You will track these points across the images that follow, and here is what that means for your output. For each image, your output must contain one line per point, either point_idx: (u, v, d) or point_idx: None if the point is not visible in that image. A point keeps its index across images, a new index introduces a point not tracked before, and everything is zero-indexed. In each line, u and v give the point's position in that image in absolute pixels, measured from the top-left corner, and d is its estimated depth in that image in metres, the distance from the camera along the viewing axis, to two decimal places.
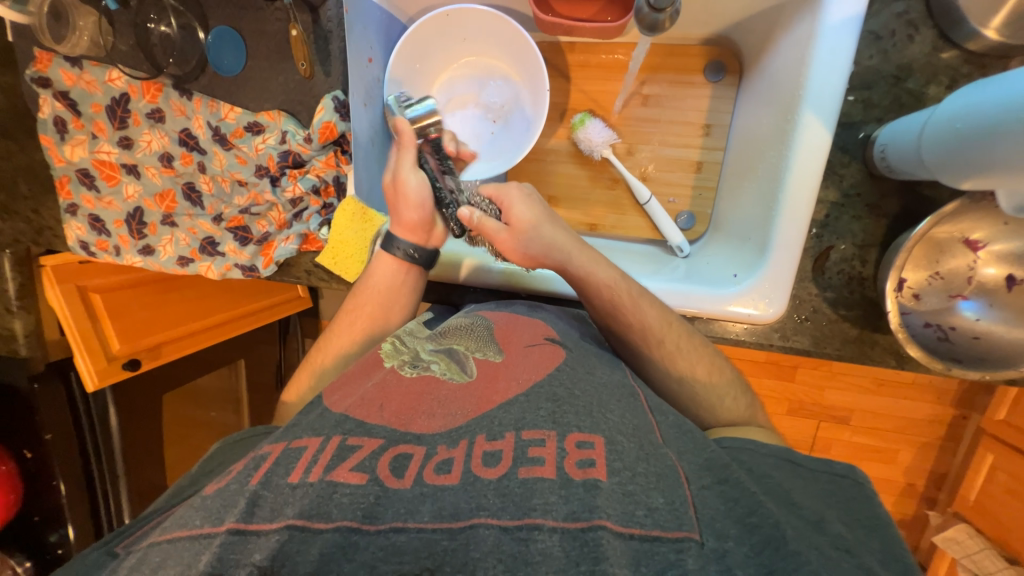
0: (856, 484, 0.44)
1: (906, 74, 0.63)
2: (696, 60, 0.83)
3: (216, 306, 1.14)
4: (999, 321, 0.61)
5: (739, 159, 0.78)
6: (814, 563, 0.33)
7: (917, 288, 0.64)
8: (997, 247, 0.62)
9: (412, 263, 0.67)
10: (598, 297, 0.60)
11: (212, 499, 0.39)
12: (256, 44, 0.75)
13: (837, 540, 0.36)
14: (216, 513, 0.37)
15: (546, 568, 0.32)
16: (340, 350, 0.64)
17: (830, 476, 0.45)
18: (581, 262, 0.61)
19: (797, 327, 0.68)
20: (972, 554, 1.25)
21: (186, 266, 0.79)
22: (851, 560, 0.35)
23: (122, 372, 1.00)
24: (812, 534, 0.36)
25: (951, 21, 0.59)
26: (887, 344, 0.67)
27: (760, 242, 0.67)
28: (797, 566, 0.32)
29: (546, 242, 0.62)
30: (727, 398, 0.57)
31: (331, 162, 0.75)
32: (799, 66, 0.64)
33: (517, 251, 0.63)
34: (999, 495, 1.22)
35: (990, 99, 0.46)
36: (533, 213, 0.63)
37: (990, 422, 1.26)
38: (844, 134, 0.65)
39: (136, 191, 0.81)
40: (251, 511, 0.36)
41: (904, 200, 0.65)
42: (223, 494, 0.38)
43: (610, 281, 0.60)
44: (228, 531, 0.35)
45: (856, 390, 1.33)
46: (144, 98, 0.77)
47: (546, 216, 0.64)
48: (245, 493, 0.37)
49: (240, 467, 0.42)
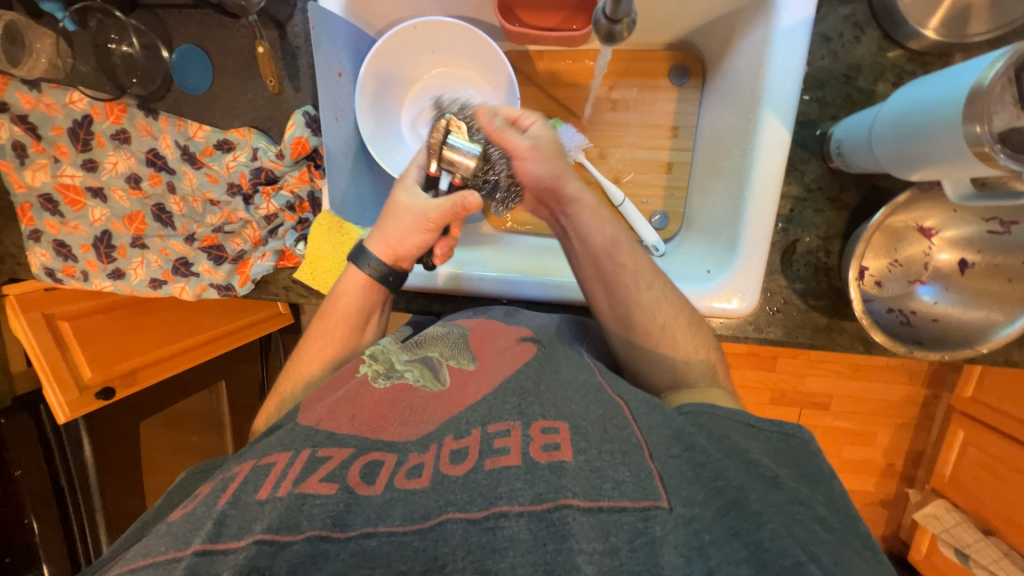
0: (803, 443, 0.42)
1: (855, 73, 0.66)
2: (661, 64, 0.86)
3: (194, 328, 1.11)
4: (956, 304, 0.65)
5: (708, 159, 0.80)
6: (774, 521, 0.33)
7: (878, 275, 0.67)
8: (949, 234, 0.66)
9: (382, 284, 0.64)
10: (600, 244, 0.60)
11: (184, 524, 0.38)
12: (222, 61, 0.75)
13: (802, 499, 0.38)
14: (183, 538, 0.37)
15: (514, 552, 0.32)
16: (309, 377, 0.60)
17: (780, 435, 0.43)
18: (576, 208, 0.61)
19: (770, 318, 0.70)
20: (951, 528, 1.29)
21: (159, 288, 0.78)
22: (805, 512, 0.35)
23: (94, 402, 0.97)
24: (770, 493, 0.36)
25: (893, 22, 0.63)
26: (854, 331, 0.69)
27: (731, 239, 0.70)
28: (757, 525, 0.33)
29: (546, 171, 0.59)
30: (703, 349, 0.59)
31: (305, 177, 0.75)
32: (756, 68, 0.67)
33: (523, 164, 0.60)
34: (972, 469, 1.28)
35: (932, 95, 0.49)
36: (548, 157, 0.59)
37: (960, 400, 1.32)
38: (802, 132, 0.68)
39: (103, 215, 0.79)
40: (218, 531, 0.36)
41: (862, 192, 0.68)
42: (189, 519, 0.38)
43: (610, 227, 0.61)
44: (195, 552, 0.34)
45: (832, 375, 1.38)
46: (108, 119, 0.76)
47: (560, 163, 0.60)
48: (212, 514, 0.37)
49: (206, 490, 0.42)
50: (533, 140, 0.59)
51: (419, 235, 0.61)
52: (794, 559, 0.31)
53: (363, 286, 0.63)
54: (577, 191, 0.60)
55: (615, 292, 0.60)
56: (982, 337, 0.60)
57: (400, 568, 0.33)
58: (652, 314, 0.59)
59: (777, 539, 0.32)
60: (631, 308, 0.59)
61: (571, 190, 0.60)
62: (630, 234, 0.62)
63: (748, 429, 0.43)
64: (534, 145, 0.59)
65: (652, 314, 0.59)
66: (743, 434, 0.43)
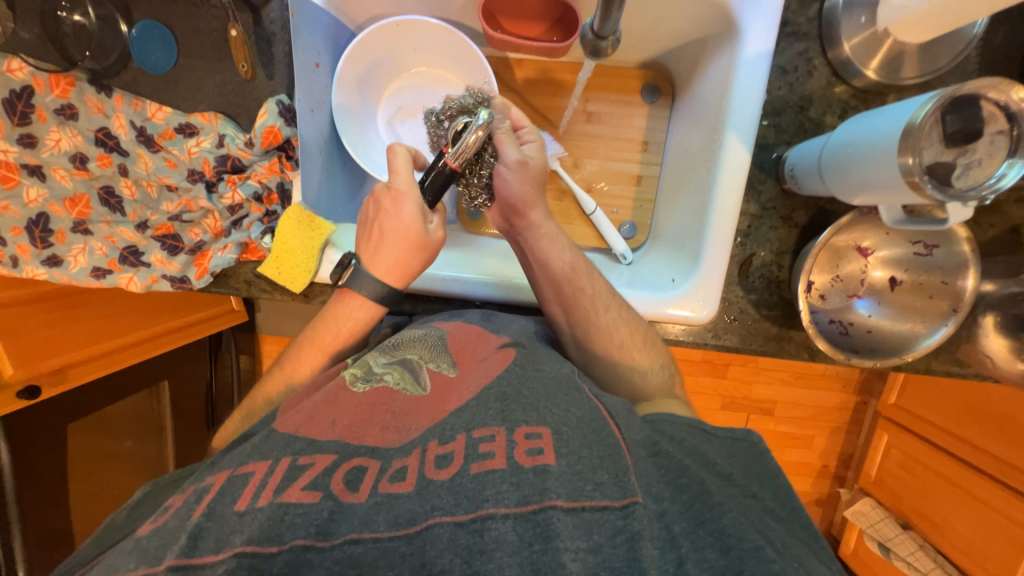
0: (751, 445, 0.48)
1: (807, 104, 0.72)
2: (634, 81, 0.90)
3: (137, 323, 1.05)
4: (887, 317, 0.72)
5: (675, 174, 0.85)
6: (734, 509, 0.38)
7: (822, 289, 0.73)
8: (883, 253, 0.73)
9: (379, 302, 0.61)
10: (561, 276, 0.63)
11: (150, 539, 0.36)
12: (189, 41, 0.71)
13: (745, 487, 0.42)
14: (152, 554, 0.35)
15: (501, 553, 0.34)
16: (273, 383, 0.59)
17: (731, 439, 0.49)
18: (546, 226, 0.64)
19: (727, 326, 0.75)
20: (875, 524, 1.42)
21: (103, 278, 0.72)
22: (757, 504, 0.41)
23: (15, 401, 0.89)
24: (727, 487, 0.41)
25: (841, 62, 0.70)
26: (801, 339, 0.75)
27: (694, 250, 0.74)
28: (720, 513, 0.37)
29: (527, 187, 0.62)
30: (656, 364, 0.63)
31: (275, 168, 0.72)
32: (722, 92, 0.72)
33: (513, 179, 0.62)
34: (894, 469, 1.41)
35: (870, 129, 0.55)
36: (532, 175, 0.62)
37: (884, 406, 1.45)
38: (760, 155, 0.74)
39: (40, 195, 0.73)
40: (194, 544, 0.34)
41: (811, 213, 0.74)
42: (159, 533, 0.37)
43: (570, 254, 0.64)
44: (167, 568, 0.33)
45: (778, 383, 1.48)
46: (52, 92, 0.70)
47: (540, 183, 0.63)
48: (188, 527, 0.35)
49: (178, 502, 0.40)
50: (523, 155, 0.62)
51: (422, 257, 0.61)
52: (753, 543, 0.35)
53: (359, 304, 0.61)
54: (539, 221, 0.64)
55: (582, 312, 0.62)
56: (909, 347, 0.68)
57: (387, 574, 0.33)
58: (609, 335, 0.62)
59: (737, 525, 0.36)
60: (589, 329, 0.62)
61: (534, 218, 0.64)
62: (587, 260, 0.64)
63: (703, 435, 0.48)
64: (521, 162, 0.61)
65: (614, 335, 0.62)
66: (698, 439, 0.47)
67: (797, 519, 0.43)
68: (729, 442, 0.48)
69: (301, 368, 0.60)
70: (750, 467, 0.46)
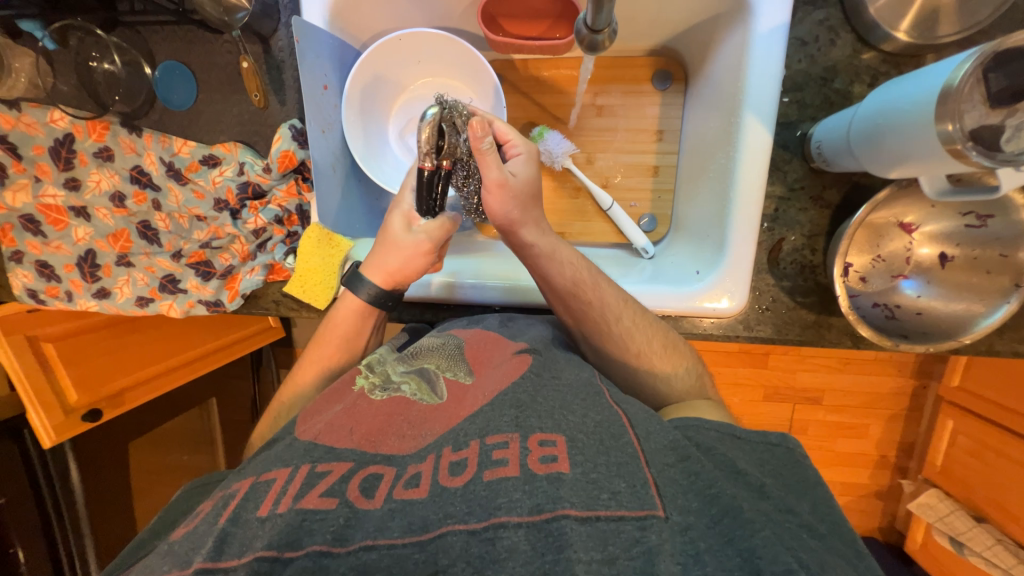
0: (788, 452, 0.46)
1: (832, 75, 0.68)
2: (644, 70, 0.88)
3: (183, 345, 1.11)
4: (938, 297, 0.66)
5: (693, 161, 0.82)
6: (766, 528, 0.36)
7: (863, 271, 0.69)
8: (928, 228, 0.67)
9: (374, 307, 0.64)
10: (565, 290, 0.60)
11: (181, 542, 0.38)
12: (206, 77, 0.74)
13: (779, 500, 0.40)
14: (184, 556, 0.36)
15: (513, 562, 0.34)
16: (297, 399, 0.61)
17: (766, 445, 0.46)
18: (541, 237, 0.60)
19: (759, 317, 0.72)
20: (945, 517, 1.31)
21: (146, 306, 0.77)
22: (794, 520, 0.39)
23: (82, 424, 0.96)
24: (758, 502, 0.39)
25: (866, 26, 0.65)
26: (842, 326, 0.71)
27: (718, 240, 0.71)
28: (751, 532, 0.35)
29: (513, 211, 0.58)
30: (681, 368, 0.59)
31: (292, 190, 0.74)
32: (737, 72, 0.69)
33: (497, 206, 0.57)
34: (962, 457, 1.30)
35: (904, 95, 0.50)
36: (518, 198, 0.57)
37: (948, 389, 1.34)
38: (783, 134, 0.70)
39: (87, 234, 0.78)
40: (220, 549, 0.36)
41: (844, 190, 0.69)
42: (190, 537, 0.38)
43: (570, 267, 0.60)
44: (195, 571, 0.34)
45: (825, 370, 1.40)
46: (90, 137, 0.75)
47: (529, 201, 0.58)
48: (214, 532, 0.37)
49: (206, 507, 0.41)
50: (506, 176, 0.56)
51: (419, 259, 0.61)
52: (785, 566, 0.33)
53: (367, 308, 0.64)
54: (535, 237, 0.60)
55: (591, 326, 0.60)
56: (965, 329, 0.62)
57: None
58: (624, 345, 0.59)
59: (769, 545, 0.34)
60: (603, 340, 0.60)
61: (526, 234, 0.60)
62: (591, 270, 0.60)
63: (734, 440, 0.46)
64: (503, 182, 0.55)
65: (627, 345, 0.59)
66: (727, 445, 0.45)
67: (841, 537, 0.40)
68: (760, 449, 0.46)
69: (324, 369, 0.63)
70: (785, 475, 0.44)
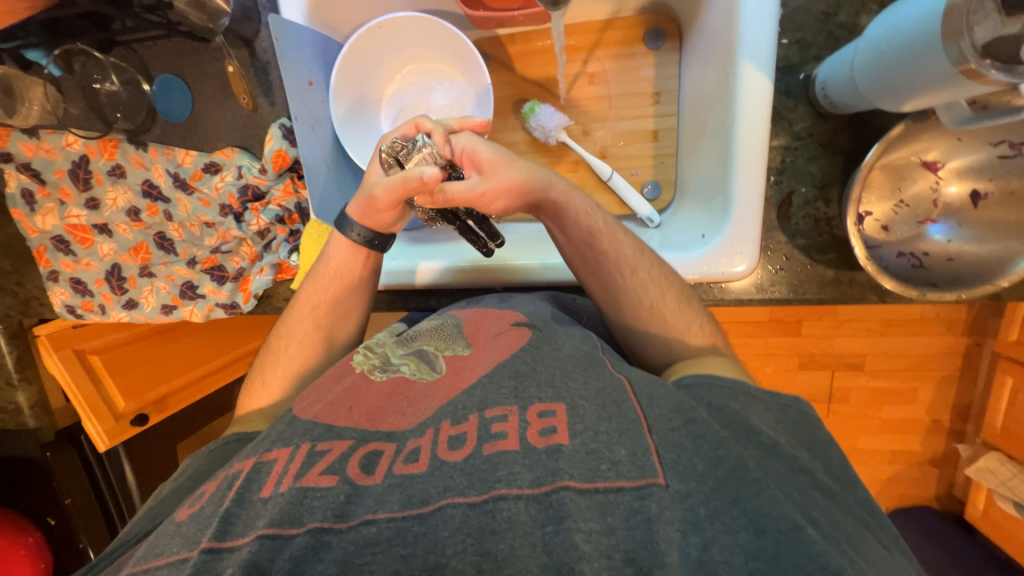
0: (801, 413, 0.43)
1: (835, 8, 0.62)
2: (635, 30, 0.84)
3: (215, 351, 1.16)
4: (971, 240, 0.60)
5: (693, 120, 0.78)
6: (773, 486, 0.35)
7: (884, 220, 0.64)
8: (956, 164, 0.61)
9: (369, 248, 0.64)
10: (578, 239, 0.59)
11: (188, 524, 0.40)
12: (200, 86, 0.76)
13: (793, 460, 0.38)
14: (191, 537, 0.38)
15: (512, 534, 0.34)
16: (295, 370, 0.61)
17: (779, 407, 0.44)
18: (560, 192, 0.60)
19: (773, 278, 0.68)
20: (1007, 482, 1.22)
21: (171, 313, 0.81)
22: (805, 478, 0.37)
23: (131, 428, 1.04)
24: (770, 462, 0.37)
25: None
26: (865, 280, 0.66)
27: (723, 198, 0.68)
28: (757, 492, 0.34)
29: (519, 180, 0.58)
30: (695, 324, 0.56)
31: (290, 189, 0.76)
32: (729, 18, 0.65)
33: (502, 193, 0.57)
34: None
35: (907, 16, 0.46)
36: (515, 174, 0.57)
37: (1005, 345, 1.25)
38: (785, 79, 0.65)
39: (111, 249, 0.83)
40: (225, 527, 0.37)
41: (857, 134, 0.64)
42: (195, 519, 0.40)
43: (588, 217, 0.59)
44: (201, 550, 0.36)
45: (862, 334, 1.32)
46: (103, 156, 0.79)
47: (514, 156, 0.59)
48: (219, 511, 0.39)
49: (211, 488, 0.43)
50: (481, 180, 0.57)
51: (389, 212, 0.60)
52: (793, 523, 0.32)
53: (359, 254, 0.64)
54: (552, 193, 0.59)
55: (603, 276, 0.58)
56: (999, 271, 0.55)
57: (401, 552, 0.34)
58: (638, 296, 0.57)
59: (774, 505, 0.34)
60: (616, 293, 0.58)
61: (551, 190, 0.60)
62: (610, 219, 0.60)
63: (750, 397, 0.44)
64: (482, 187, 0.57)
65: (640, 297, 0.57)
66: (742, 403, 0.43)
67: (854, 497, 0.38)
68: (778, 410, 0.43)
69: (327, 341, 0.64)
70: (799, 434, 0.42)
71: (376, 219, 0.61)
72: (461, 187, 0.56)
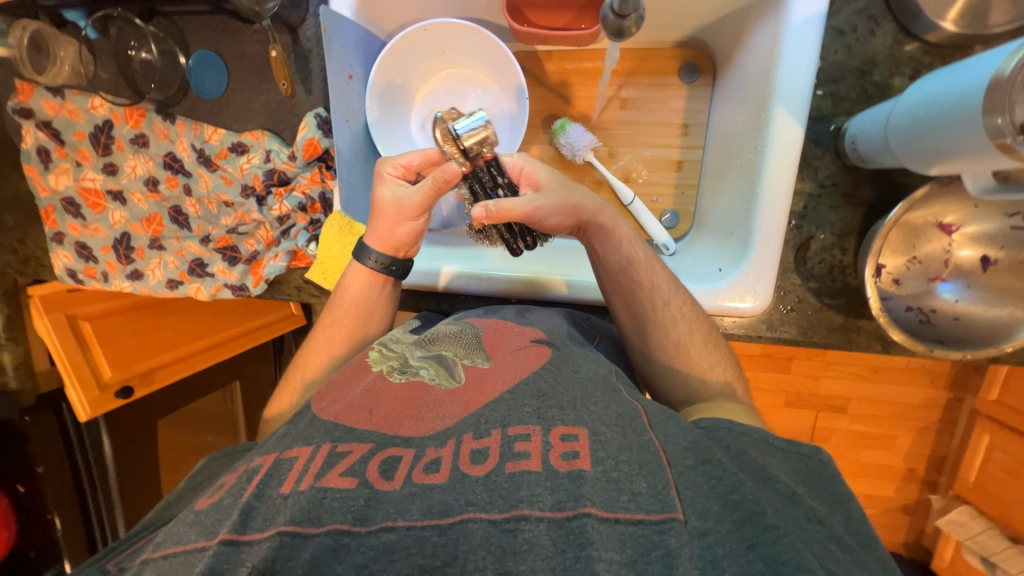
0: (820, 465, 0.43)
1: (870, 67, 0.65)
2: (671, 62, 0.86)
3: (206, 330, 1.14)
4: (978, 302, 0.63)
5: (718, 156, 0.80)
6: (792, 535, 0.35)
7: (896, 273, 0.65)
8: (969, 230, 0.63)
9: (387, 274, 0.66)
10: (614, 267, 0.60)
11: (207, 513, 0.39)
12: (237, 66, 0.76)
13: (809, 510, 0.39)
14: (210, 527, 0.38)
15: (534, 556, 0.34)
16: (316, 367, 0.64)
17: (798, 457, 0.44)
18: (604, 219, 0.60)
19: (783, 318, 0.69)
20: (976, 536, 1.26)
21: (176, 288, 0.80)
22: (822, 531, 0.37)
23: (114, 400, 1.00)
24: (789, 508, 0.38)
25: (909, 15, 0.62)
26: (872, 330, 0.68)
27: (742, 236, 0.69)
28: (774, 539, 0.34)
29: (572, 203, 0.57)
30: (718, 368, 0.57)
31: (316, 179, 0.76)
32: (767, 63, 0.66)
33: (557, 214, 0.57)
34: (998, 475, 1.24)
35: (947, 86, 0.48)
36: (572, 197, 0.58)
37: (984, 404, 1.28)
38: (816, 127, 0.67)
39: (123, 217, 0.81)
40: (245, 521, 0.37)
41: (879, 188, 0.66)
42: (216, 510, 0.39)
43: (628, 245, 0.60)
44: (221, 541, 0.36)
45: (850, 379, 1.35)
46: (127, 124, 0.78)
47: (566, 182, 0.59)
48: (239, 505, 0.38)
49: (230, 480, 0.42)
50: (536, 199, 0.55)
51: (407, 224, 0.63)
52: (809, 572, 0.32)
53: (385, 255, 0.65)
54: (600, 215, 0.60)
55: (634, 306, 0.59)
56: (1005, 337, 0.59)
57: (417, 561, 0.34)
58: (667, 331, 0.58)
59: (794, 552, 0.33)
60: (646, 324, 0.59)
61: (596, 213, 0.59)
62: (648, 249, 0.61)
63: (767, 446, 0.44)
64: (539, 205, 0.55)
65: (667, 331, 0.58)
66: (761, 450, 0.44)
67: (868, 553, 0.38)
68: (797, 461, 0.43)
69: (350, 337, 0.66)
70: (818, 486, 0.42)
71: (395, 230, 0.63)
72: (521, 203, 0.54)
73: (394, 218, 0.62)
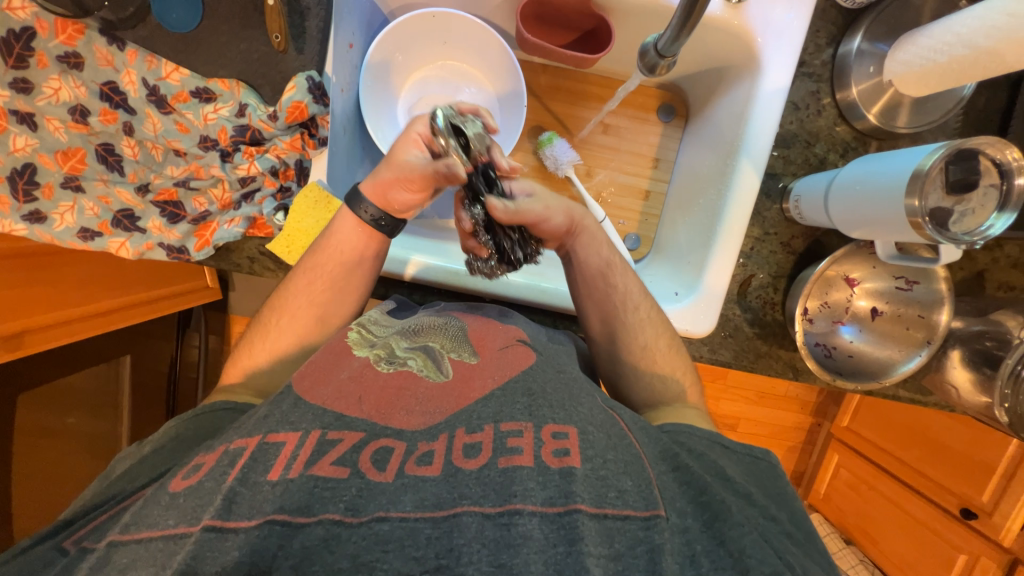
0: (770, 466, 0.51)
1: (814, 140, 0.77)
2: (652, 100, 0.94)
3: (109, 292, 0.97)
4: (869, 343, 0.78)
5: (683, 192, 0.89)
6: (752, 531, 0.40)
7: (812, 314, 0.78)
8: (868, 285, 0.78)
9: (378, 230, 0.62)
10: (592, 271, 0.66)
11: (185, 497, 0.38)
12: (217, 4, 0.68)
13: (765, 509, 0.45)
14: (191, 513, 0.37)
15: (528, 549, 0.35)
16: (275, 347, 0.59)
17: (750, 457, 0.52)
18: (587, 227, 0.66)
19: (722, 342, 0.79)
20: None
21: (91, 240, 0.68)
22: (778, 528, 0.43)
23: None
24: (748, 509, 0.44)
25: (847, 103, 0.75)
26: (788, 358, 0.80)
27: (698, 263, 0.78)
28: (739, 532, 0.39)
29: (566, 206, 0.63)
30: (678, 375, 0.63)
31: (296, 144, 0.70)
32: (739, 120, 0.76)
33: (559, 212, 0.61)
34: (842, 487, 1.53)
35: (882, 168, 0.59)
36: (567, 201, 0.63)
37: (838, 428, 1.52)
38: (768, 182, 0.78)
39: (28, 145, 0.66)
40: (228, 509, 0.36)
41: (808, 242, 0.79)
42: (195, 494, 0.38)
43: (605, 252, 0.67)
44: (204, 528, 0.35)
45: (745, 400, 1.56)
46: (57, 37, 0.65)
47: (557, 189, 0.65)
48: (222, 492, 0.37)
49: (211, 460, 0.41)
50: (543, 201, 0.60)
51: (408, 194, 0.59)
52: (772, 567, 0.37)
53: (363, 237, 0.62)
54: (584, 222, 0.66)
55: (606, 309, 0.65)
56: (886, 373, 0.74)
57: (411, 552, 0.34)
58: (635, 336, 0.64)
59: (756, 549, 0.38)
60: (616, 328, 0.64)
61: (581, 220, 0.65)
62: (623, 259, 0.68)
63: (724, 449, 0.51)
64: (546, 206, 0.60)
65: (636, 336, 0.64)
66: (719, 453, 0.50)
67: (813, 544, 0.44)
68: (748, 462, 0.51)
69: (320, 322, 0.62)
70: (766, 485, 0.49)
71: (391, 195, 0.60)
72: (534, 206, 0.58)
73: (395, 181, 0.59)
